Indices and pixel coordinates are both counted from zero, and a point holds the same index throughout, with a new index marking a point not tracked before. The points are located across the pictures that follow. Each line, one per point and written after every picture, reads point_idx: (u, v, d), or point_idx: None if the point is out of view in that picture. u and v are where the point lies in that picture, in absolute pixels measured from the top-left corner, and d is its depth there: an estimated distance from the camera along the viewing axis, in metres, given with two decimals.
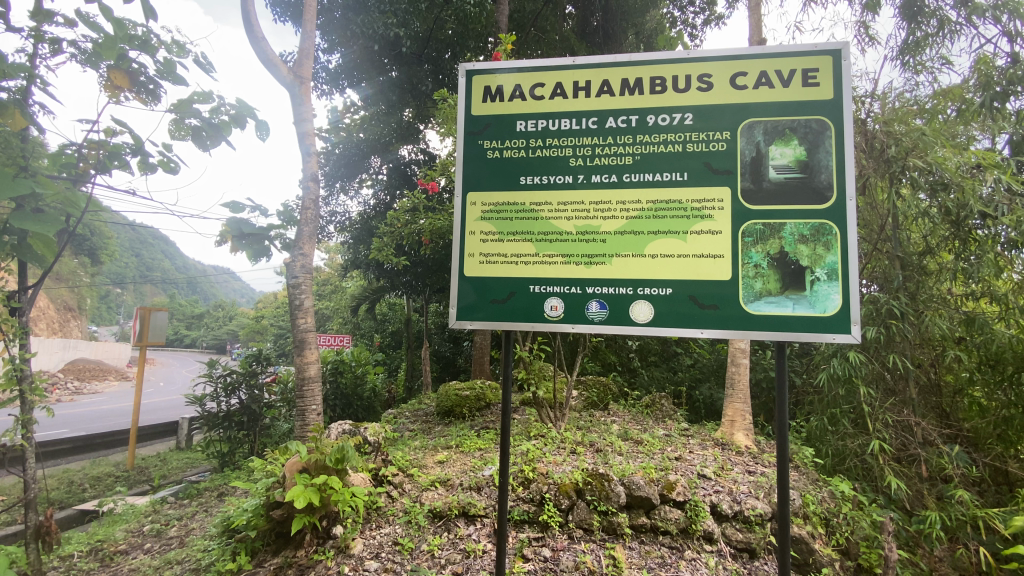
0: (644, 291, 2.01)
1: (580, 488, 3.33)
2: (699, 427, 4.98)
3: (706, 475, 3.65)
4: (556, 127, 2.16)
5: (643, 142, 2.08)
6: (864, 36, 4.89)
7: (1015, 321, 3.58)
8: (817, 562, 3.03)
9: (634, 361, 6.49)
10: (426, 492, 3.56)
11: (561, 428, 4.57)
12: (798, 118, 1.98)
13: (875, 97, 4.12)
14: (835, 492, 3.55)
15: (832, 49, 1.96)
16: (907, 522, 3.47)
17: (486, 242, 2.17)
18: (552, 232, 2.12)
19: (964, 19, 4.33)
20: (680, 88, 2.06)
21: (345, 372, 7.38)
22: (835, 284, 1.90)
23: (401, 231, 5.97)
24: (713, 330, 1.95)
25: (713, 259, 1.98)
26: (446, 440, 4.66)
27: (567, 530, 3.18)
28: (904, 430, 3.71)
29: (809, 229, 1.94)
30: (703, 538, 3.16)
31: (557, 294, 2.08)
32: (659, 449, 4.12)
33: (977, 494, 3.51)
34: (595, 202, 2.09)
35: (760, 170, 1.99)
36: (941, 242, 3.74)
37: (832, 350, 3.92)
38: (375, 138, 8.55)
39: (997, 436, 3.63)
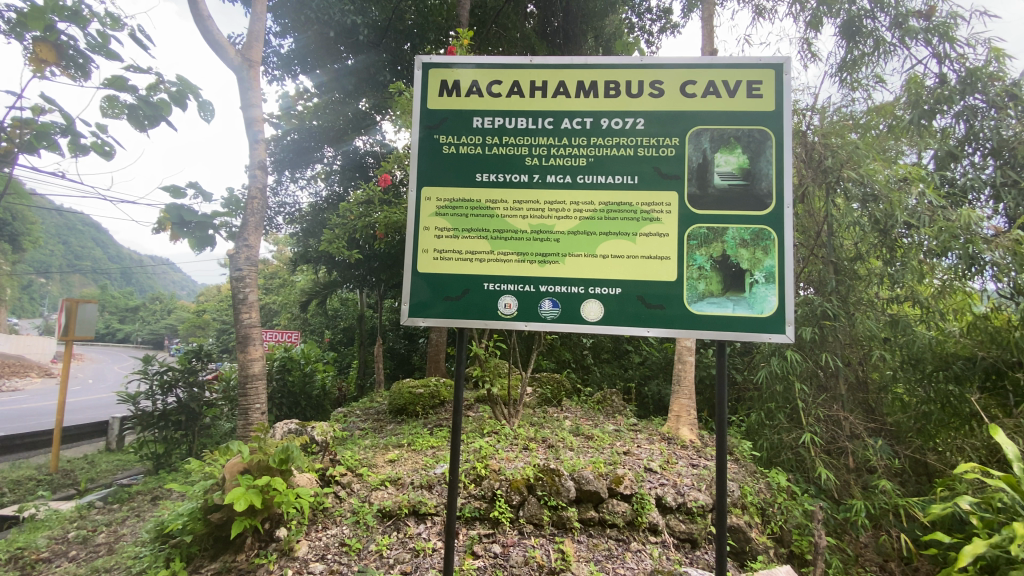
0: (595, 291, 2.05)
1: (531, 484, 3.37)
2: (647, 422, 5.14)
3: (652, 469, 3.77)
4: (513, 125, 2.16)
5: (598, 145, 2.11)
6: (806, 52, 5.18)
7: (934, 323, 3.88)
8: (753, 549, 3.18)
9: (588, 359, 6.62)
10: (376, 492, 3.50)
11: (515, 425, 4.59)
12: (742, 128, 2.08)
13: (815, 110, 4.37)
14: (771, 483, 3.75)
15: (774, 63, 2.06)
16: (835, 510, 3.72)
17: (441, 238, 2.14)
18: (506, 230, 2.12)
19: (897, 41, 4.66)
20: (634, 93, 2.11)
21: (294, 369, 7.12)
22: (772, 287, 2.00)
23: (355, 224, 5.82)
24: (659, 329, 2.01)
25: (661, 260, 2.05)
26: (398, 438, 4.59)
27: (517, 525, 3.20)
28: (834, 424, 3.95)
29: (750, 234, 2.04)
30: (648, 530, 3.26)
31: (510, 292, 2.08)
32: (609, 444, 4.23)
33: (899, 484, 3.78)
34: (549, 201, 2.11)
35: (706, 177, 2.07)
36: (870, 249, 4.01)
37: (770, 349, 4.13)
38: (327, 126, 8.47)
39: (918, 429, 3.89)
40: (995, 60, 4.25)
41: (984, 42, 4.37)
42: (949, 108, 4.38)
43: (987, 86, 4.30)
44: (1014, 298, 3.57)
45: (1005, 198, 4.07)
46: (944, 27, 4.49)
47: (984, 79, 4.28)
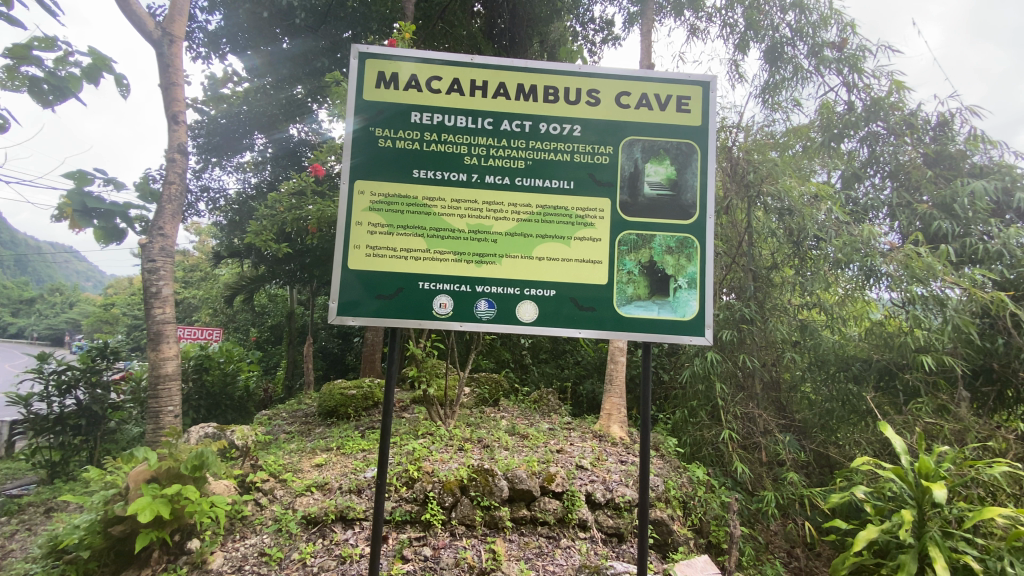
0: (530, 292, 2.07)
1: (464, 484, 3.35)
2: (581, 421, 5.27)
3: (584, 466, 3.87)
4: (452, 122, 2.13)
5: (535, 148, 2.14)
6: (734, 73, 5.52)
7: (837, 328, 4.23)
8: (674, 541, 3.35)
9: (526, 359, 6.68)
10: (300, 498, 3.34)
11: (451, 426, 4.54)
12: (671, 140, 2.18)
13: (740, 128, 4.67)
14: (693, 477, 3.97)
15: (702, 81, 2.18)
16: (749, 500, 4.00)
17: (374, 234, 2.07)
18: (443, 229, 2.09)
19: (813, 68, 5.08)
20: (572, 100, 2.16)
21: (213, 369, 6.66)
22: (693, 292, 2.12)
23: (285, 216, 5.53)
24: (591, 331, 2.07)
25: (593, 264, 2.11)
26: (327, 442, 4.42)
27: (449, 527, 3.17)
28: (749, 421, 4.23)
29: (675, 242, 2.15)
30: (577, 526, 3.35)
31: (446, 291, 2.06)
32: (543, 443, 4.30)
33: (804, 475, 4.09)
34: (487, 202, 2.11)
35: (637, 186, 2.15)
36: (785, 259, 4.34)
37: (695, 350, 4.37)
38: (257, 112, 8.15)
39: (821, 426, 4.23)
40: (896, 92, 4.74)
41: (886, 75, 4.85)
42: (855, 132, 4.86)
43: (888, 115, 4.77)
44: (905, 306, 3.90)
45: (900, 217, 4.52)
46: (854, 58, 4.93)
47: (885, 108, 4.74)
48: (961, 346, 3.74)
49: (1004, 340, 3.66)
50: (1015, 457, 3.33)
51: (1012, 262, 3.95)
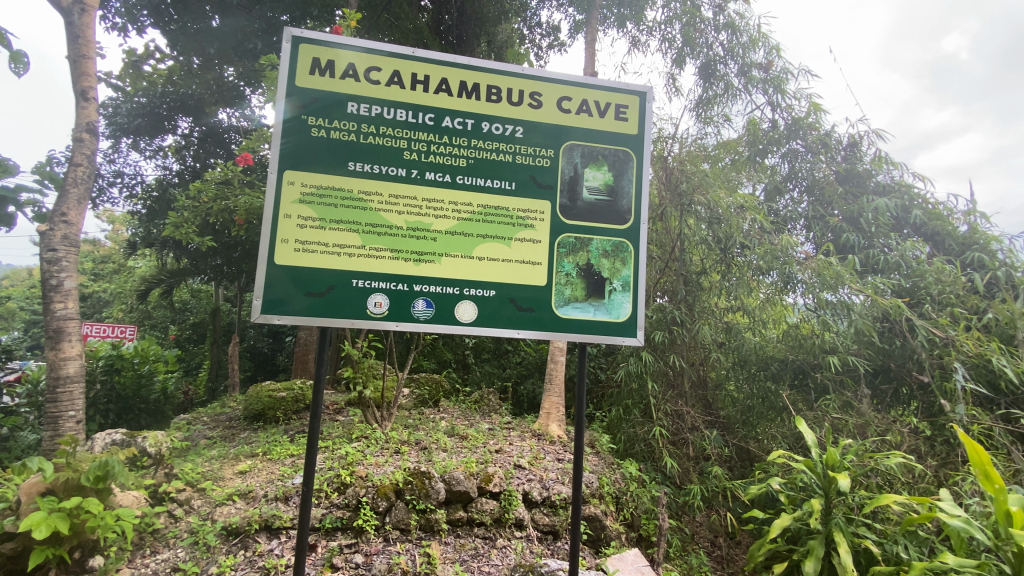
0: (469, 292, 2.06)
1: (399, 488, 3.27)
2: (520, 420, 5.30)
3: (521, 465, 3.89)
4: (391, 116, 2.08)
5: (477, 147, 2.12)
6: (671, 85, 5.77)
7: (758, 330, 4.51)
8: (607, 536, 3.45)
9: (468, 358, 6.63)
10: (221, 508, 3.13)
11: (387, 429, 4.41)
12: (609, 147, 2.24)
13: (675, 139, 4.88)
14: (625, 473, 4.10)
15: (639, 91, 2.27)
16: (677, 494, 4.19)
17: (304, 228, 1.97)
18: (380, 225, 2.03)
19: (742, 86, 5.41)
20: (514, 101, 2.17)
21: (125, 369, 6.11)
22: (627, 294, 2.20)
23: (209, 206, 5.16)
24: (530, 332, 2.08)
25: (532, 265, 2.12)
26: (252, 447, 4.17)
27: (382, 533, 3.09)
28: (678, 418, 4.42)
29: (611, 246, 2.21)
30: (513, 526, 3.36)
31: (381, 290, 2.00)
32: (482, 443, 4.27)
33: (727, 469, 4.34)
34: (426, 199, 2.07)
35: (576, 190, 2.19)
36: (713, 264, 4.55)
37: (629, 350, 4.51)
38: (183, 94, 7.54)
39: (742, 421, 4.49)
40: (813, 113, 5.13)
41: (805, 97, 5.25)
42: (778, 149, 5.25)
43: (806, 134, 5.16)
44: (816, 311, 4.24)
45: (814, 228, 4.91)
46: (777, 80, 5.31)
47: (804, 128, 5.13)
48: (864, 347, 4.11)
49: (901, 342, 4.05)
50: (908, 448, 3.69)
51: (909, 273, 4.39)
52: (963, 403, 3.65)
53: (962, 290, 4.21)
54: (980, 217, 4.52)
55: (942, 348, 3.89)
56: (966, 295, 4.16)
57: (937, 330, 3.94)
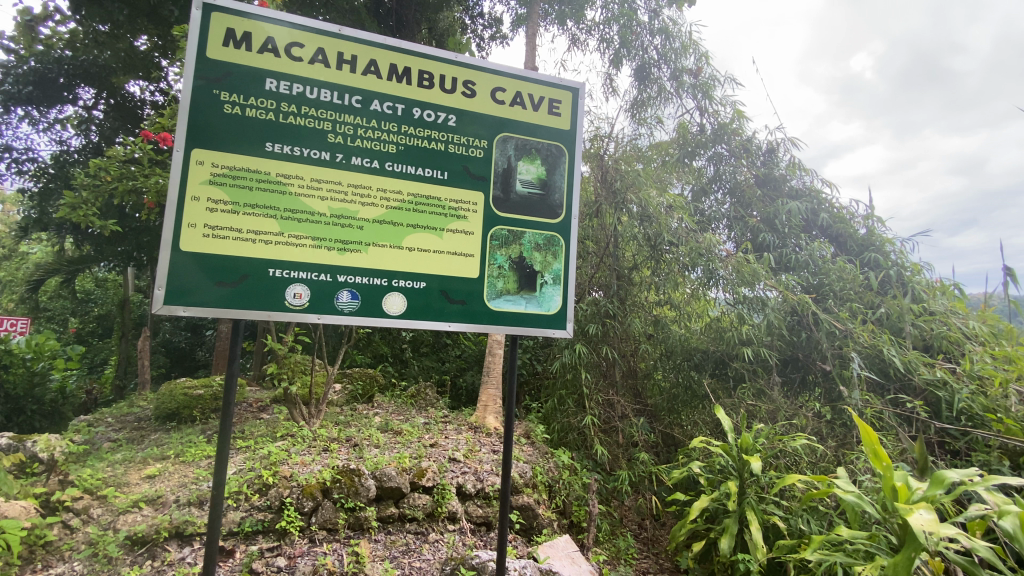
0: (397, 284, 2.00)
1: (326, 487, 3.14)
2: (458, 414, 5.24)
3: (456, 458, 3.83)
4: (314, 96, 1.97)
5: (407, 133, 2.06)
6: (608, 85, 5.91)
7: (683, 323, 4.72)
8: (539, 524, 3.51)
9: (406, 352, 6.49)
10: (126, 515, 2.88)
11: (315, 426, 4.23)
12: (542, 141, 2.26)
13: (611, 138, 5.00)
14: (558, 462, 4.18)
15: (572, 87, 2.31)
16: (606, 480, 4.33)
17: (215, 212, 1.83)
18: (300, 211, 1.92)
19: (673, 90, 5.64)
20: (447, 88, 2.12)
21: (12, 366, 5.45)
22: (558, 287, 2.24)
23: (114, 186, 4.69)
24: (461, 325, 2.06)
25: (464, 257, 2.10)
26: (163, 449, 3.85)
27: (307, 534, 2.97)
28: (609, 407, 4.57)
29: (543, 239, 2.23)
30: (446, 519, 3.34)
31: (302, 280, 1.90)
32: (416, 438, 4.18)
33: (654, 454, 4.55)
34: (352, 185, 1.98)
35: (509, 182, 2.19)
36: (644, 260, 4.70)
37: (564, 343, 4.60)
38: (87, 60, 6.78)
39: (668, 409, 4.73)
40: (737, 119, 5.44)
41: (730, 104, 5.54)
42: (705, 152, 5.53)
43: (730, 139, 5.47)
44: (735, 305, 4.51)
45: (736, 228, 5.21)
46: (705, 86, 5.58)
47: (728, 133, 5.44)
48: (776, 339, 4.43)
49: (807, 334, 4.40)
50: (812, 430, 4.03)
51: (816, 270, 4.77)
52: (858, 389, 4.03)
53: (860, 286, 4.65)
54: (877, 222, 4.99)
55: (842, 339, 4.29)
56: (863, 291, 4.59)
57: (838, 323, 4.33)
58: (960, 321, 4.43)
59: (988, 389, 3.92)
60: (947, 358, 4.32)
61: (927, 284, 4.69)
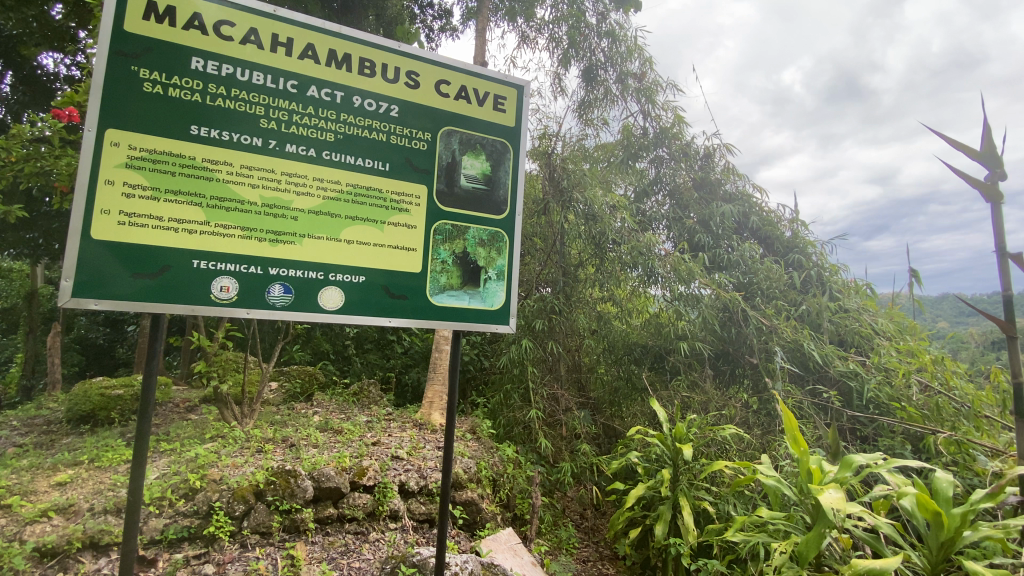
0: (335, 278, 1.94)
1: (260, 489, 3.01)
2: (402, 411, 5.14)
3: (399, 456, 3.74)
4: (246, 78, 1.87)
5: (346, 122, 2.00)
6: (557, 84, 5.98)
7: (624, 318, 4.87)
8: (483, 518, 3.53)
9: (349, 349, 6.23)
10: (32, 526, 2.60)
11: (249, 426, 4.05)
12: (487, 137, 2.26)
13: (559, 137, 5.07)
14: (503, 456, 4.21)
15: (517, 84, 2.33)
16: (550, 472, 4.41)
17: (132, 198, 1.70)
18: (229, 199, 1.82)
19: (619, 93, 5.80)
20: (389, 78, 2.07)
21: None
22: (501, 283, 2.25)
23: (17, 167, 4.23)
24: (401, 320, 2.02)
25: (406, 251, 2.06)
26: (75, 454, 3.54)
27: (239, 539, 2.84)
28: (553, 401, 4.65)
29: (487, 235, 2.24)
30: (387, 518, 3.29)
31: (230, 272, 1.80)
32: (358, 436, 4.06)
33: (595, 445, 4.68)
34: (287, 174, 1.90)
35: (453, 176, 2.17)
36: (589, 258, 4.81)
37: (511, 338, 4.62)
38: None
39: (609, 401, 4.89)
40: (677, 124, 5.67)
41: (672, 109, 5.77)
42: (647, 154, 5.72)
43: (670, 143, 5.70)
44: (672, 301, 4.67)
45: (674, 228, 5.42)
46: (648, 91, 5.77)
47: (668, 138, 5.67)
48: (709, 334, 4.67)
49: (736, 329, 4.66)
50: (740, 420, 4.29)
51: (746, 270, 5.07)
52: (781, 380, 4.34)
53: (784, 285, 4.99)
54: (800, 225, 5.36)
55: (768, 334, 4.58)
56: (787, 290, 4.93)
57: (764, 319, 4.63)
58: (870, 318, 4.86)
59: (893, 378, 4.36)
60: (858, 351, 4.72)
61: (843, 284, 5.09)
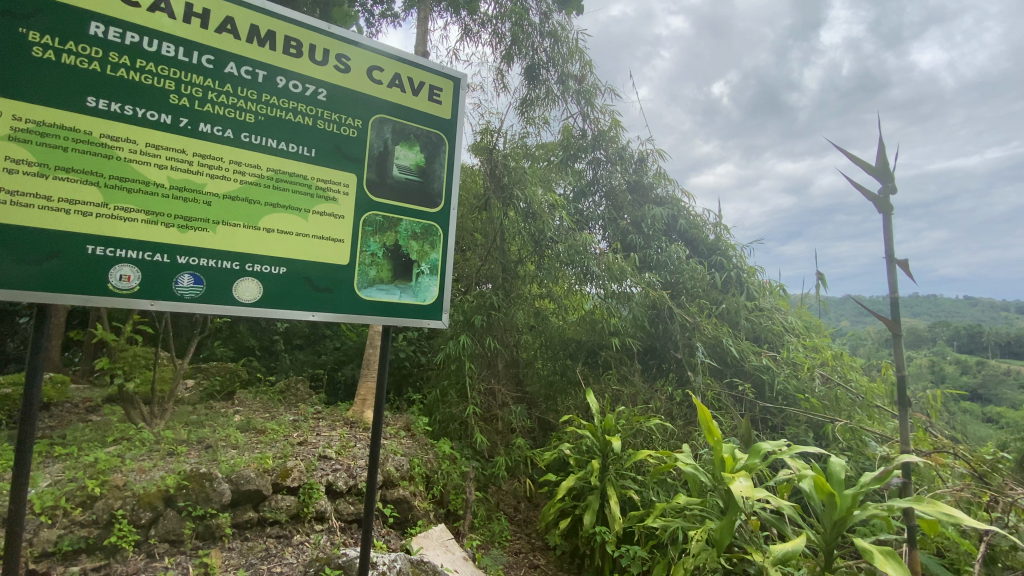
0: (253, 269, 1.83)
1: (170, 494, 2.80)
2: (332, 409, 4.95)
3: (327, 455, 3.59)
4: (154, 49, 1.72)
5: (269, 104, 1.89)
6: (499, 80, 5.98)
7: (561, 315, 4.97)
8: (414, 516, 3.50)
9: (277, 345, 5.90)
10: None
11: (159, 428, 3.74)
12: (421, 128, 2.22)
13: (501, 133, 5.06)
14: (438, 452, 4.15)
15: (453, 76, 2.30)
16: (485, 466, 4.41)
17: (14, 174, 1.52)
18: (133, 180, 1.67)
19: (560, 93, 5.89)
20: (317, 60, 1.98)
21: None
22: (434, 278, 2.22)
23: None
24: (326, 314, 1.95)
25: (332, 242, 1.98)
26: None
27: (144, 548, 2.64)
28: (490, 396, 4.66)
29: (420, 228, 2.20)
30: (313, 519, 3.16)
31: (131, 260, 1.65)
32: (283, 436, 3.86)
33: (529, 439, 4.75)
34: (200, 155, 1.77)
35: (385, 166, 2.11)
36: (528, 255, 4.85)
37: (449, 334, 4.57)
38: None
39: (545, 396, 4.98)
40: (614, 128, 5.85)
41: (609, 112, 5.94)
42: (585, 155, 5.86)
43: (607, 145, 5.86)
44: (606, 299, 4.83)
45: (609, 229, 5.58)
46: (588, 94, 5.91)
47: (605, 140, 5.83)
48: (638, 331, 4.87)
49: (663, 326, 4.91)
50: (664, 411, 4.52)
51: (673, 270, 5.33)
52: (702, 374, 4.62)
53: (707, 285, 5.30)
54: (723, 229, 5.70)
55: (691, 330, 4.84)
56: (709, 290, 5.25)
57: (688, 317, 4.88)
58: (781, 317, 5.26)
59: (799, 372, 4.75)
60: (771, 347, 5.10)
61: (759, 284, 5.44)
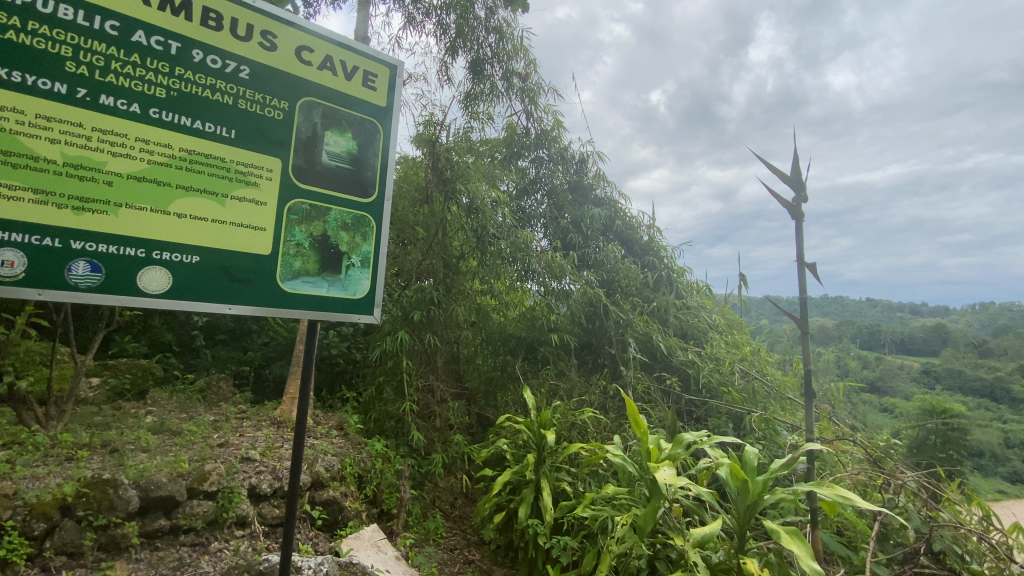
0: (161, 257, 1.69)
1: (68, 503, 2.56)
2: (258, 408, 4.68)
3: (250, 457, 3.39)
4: (48, 11, 1.56)
5: (184, 79, 1.76)
6: (443, 73, 5.89)
7: (501, 311, 4.98)
8: (344, 517, 3.39)
9: (197, 341, 5.49)
10: None
11: (56, 431, 3.40)
12: (354, 114, 2.14)
13: (444, 126, 4.99)
14: (371, 450, 4.03)
15: (389, 63, 2.23)
16: (421, 463, 4.33)
17: None
18: (18, 155, 1.50)
19: (504, 90, 5.89)
20: (240, 35, 1.86)
21: None
22: (365, 271, 2.15)
23: None
24: (244, 307, 1.84)
25: (253, 231, 1.87)
26: None
27: (39, 562, 2.43)
28: (428, 392, 4.58)
29: (351, 218, 2.12)
30: (233, 525, 2.97)
31: (14, 243, 1.48)
32: (201, 437, 3.61)
33: (467, 435, 4.73)
34: (100, 130, 1.61)
35: (314, 152, 2.02)
36: (470, 250, 4.81)
37: (387, 329, 4.45)
38: None
39: (483, 392, 5.02)
40: (556, 128, 5.93)
41: (552, 112, 6.01)
42: (527, 154, 5.90)
43: (550, 145, 5.94)
44: (545, 296, 4.89)
45: (550, 227, 5.65)
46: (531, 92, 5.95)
47: (547, 139, 5.90)
48: (575, 327, 4.99)
49: (598, 322, 5.07)
50: (598, 405, 4.65)
51: (609, 269, 5.49)
52: (633, 370, 4.81)
53: (641, 284, 5.51)
54: (656, 231, 5.94)
55: (625, 327, 5.03)
56: (642, 288, 5.46)
57: (621, 314, 5.06)
58: (707, 315, 5.57)
59: (721, 366, 5.05)
60: (697, 342, 5.39)
61: (688, 284, 5.73)
